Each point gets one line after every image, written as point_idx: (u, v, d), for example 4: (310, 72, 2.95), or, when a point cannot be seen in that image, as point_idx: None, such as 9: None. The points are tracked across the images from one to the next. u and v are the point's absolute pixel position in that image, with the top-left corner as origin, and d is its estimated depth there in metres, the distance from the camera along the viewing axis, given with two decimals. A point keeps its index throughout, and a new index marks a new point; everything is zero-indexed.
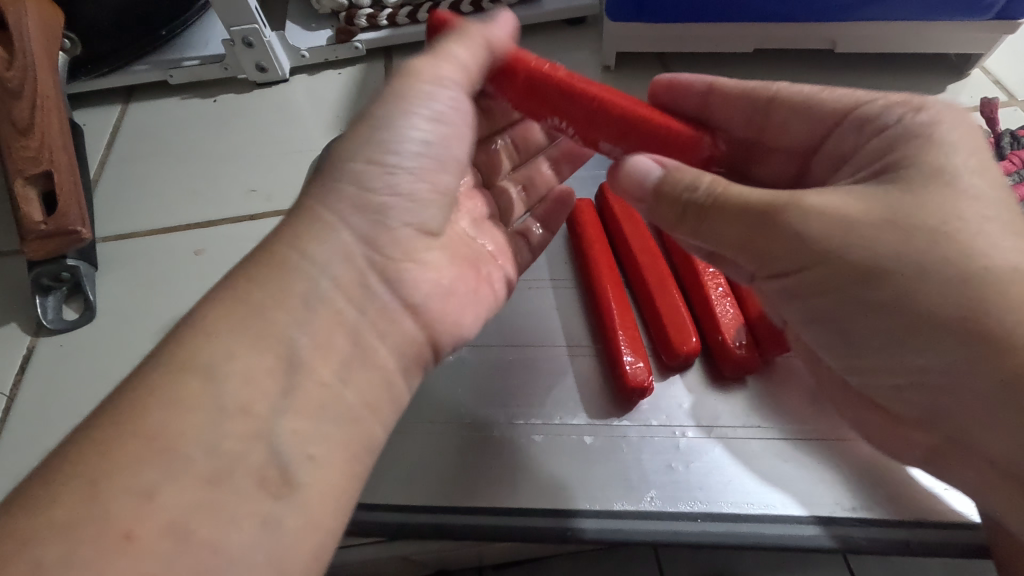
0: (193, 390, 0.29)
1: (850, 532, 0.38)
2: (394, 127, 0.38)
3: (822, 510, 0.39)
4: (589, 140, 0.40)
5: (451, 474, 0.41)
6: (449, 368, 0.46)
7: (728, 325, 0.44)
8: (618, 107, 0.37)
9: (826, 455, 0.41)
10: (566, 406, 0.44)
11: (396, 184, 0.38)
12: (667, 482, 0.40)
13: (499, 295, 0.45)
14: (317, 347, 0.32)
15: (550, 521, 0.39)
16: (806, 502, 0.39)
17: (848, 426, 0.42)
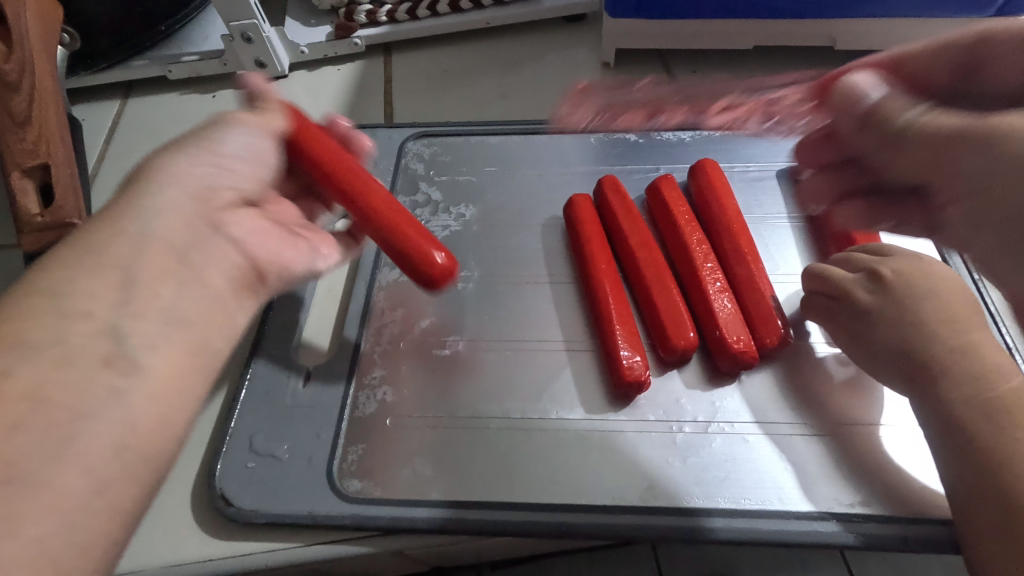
0: (41, 300, 0.28)
1: (847, 528, 0.38)
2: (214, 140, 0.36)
3: (820, 505, 0.39)
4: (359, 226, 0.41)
5: (447, 468, 0.41)
6: (447, 363, 0.46)
7: (726, 320, 0.43)
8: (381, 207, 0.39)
9: (826, 450, 0.41)
10: (563, 400, 0.44)
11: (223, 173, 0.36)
12: (664, 478, 0.40)
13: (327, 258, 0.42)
14: (172, 257, 0.31)
15: (546, 516, 0.39)
16: (804, 497, 0.39)
17: (847, 422, 0.42)
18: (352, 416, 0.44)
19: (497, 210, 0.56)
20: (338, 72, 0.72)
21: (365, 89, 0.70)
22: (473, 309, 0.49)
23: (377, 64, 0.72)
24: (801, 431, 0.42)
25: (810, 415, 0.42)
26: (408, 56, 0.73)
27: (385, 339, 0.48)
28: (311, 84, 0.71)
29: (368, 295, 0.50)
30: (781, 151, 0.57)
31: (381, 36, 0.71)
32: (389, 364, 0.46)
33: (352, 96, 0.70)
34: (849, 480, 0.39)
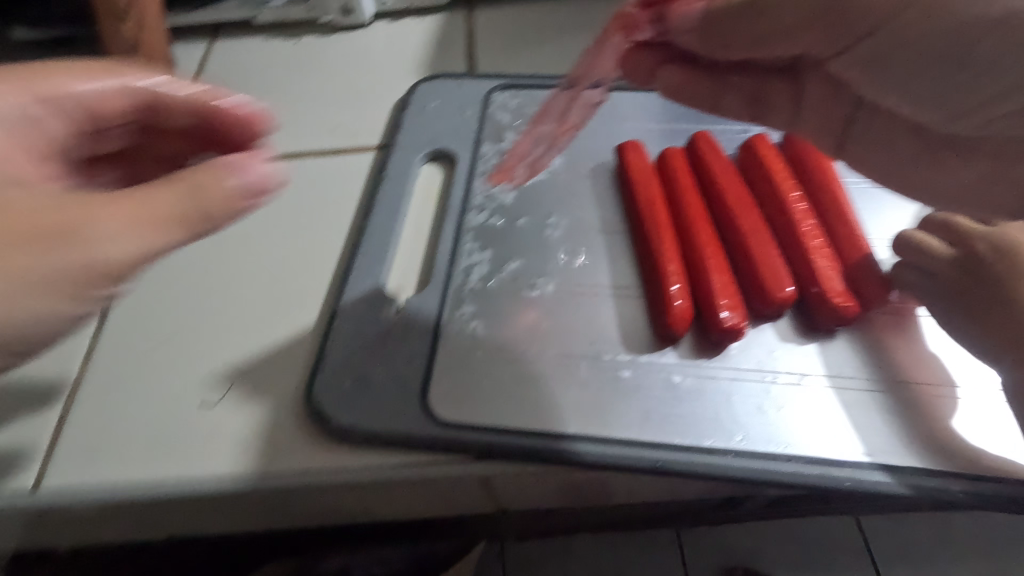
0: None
1: (947, 484, 0.37)
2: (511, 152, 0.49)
3: (918, 461, 0.38)
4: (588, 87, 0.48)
5: (539, 400, 0.42)
6: (536, 302, 0.47)
7: (826, 276, 0.43)
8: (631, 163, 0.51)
9: (925, 409, 0.40)
10: (654, 345, 0.44)
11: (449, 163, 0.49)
12: (758, 424, 0.40)
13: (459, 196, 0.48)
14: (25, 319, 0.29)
15: (639, 452, 0.39)
16: (902, 453, 0.38)
17: (948, 383, 0.41)
18: (444, 347, 0.44)
19: (583, 162, 0.55)
20: (418, 24, 0.72)
21: (448, 41, 0.70)
22: (561, 254, 0.49)
23: (457, 18, 0.72)
24: (898, 389, 0.41)
25: (910, 374, 0.41)
26: (489, 10, 0.73)
27: (474, 277, 0.48)
28: (394, 34, 0.71)
29: (457, 236, 0.51)
30: None
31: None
32: (479, 300, 0.47)
33: (434, 47, 0.70)
34: (949, 439, 0.39)
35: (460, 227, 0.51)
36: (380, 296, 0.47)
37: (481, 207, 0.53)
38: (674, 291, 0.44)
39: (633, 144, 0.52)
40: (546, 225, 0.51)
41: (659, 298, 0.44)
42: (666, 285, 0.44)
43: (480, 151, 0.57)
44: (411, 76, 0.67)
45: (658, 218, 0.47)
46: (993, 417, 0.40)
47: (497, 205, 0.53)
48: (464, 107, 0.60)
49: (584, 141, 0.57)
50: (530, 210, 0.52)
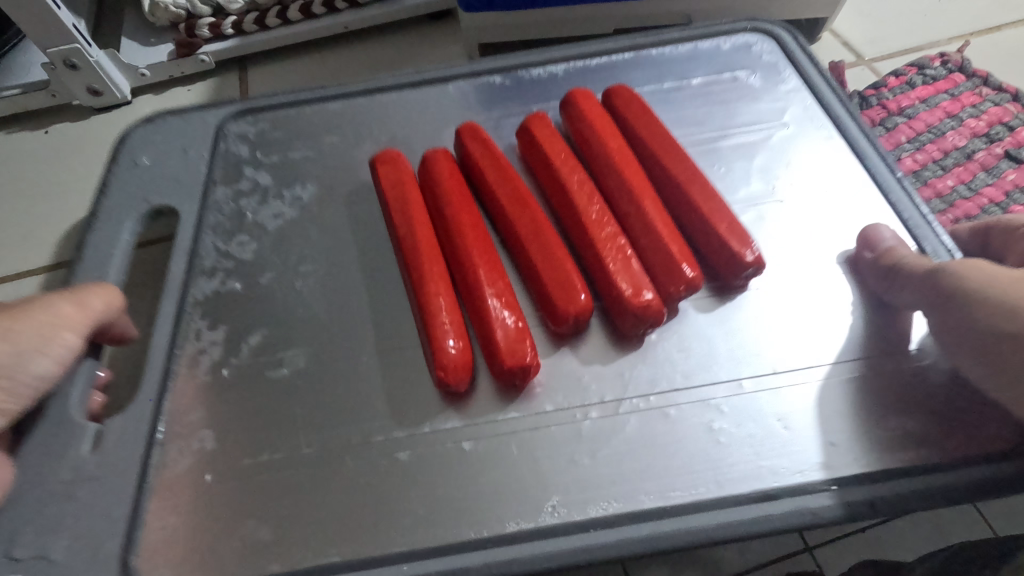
0: None
1: (807, 503, 0.29)
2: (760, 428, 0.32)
3: (770, 482, 0.30)
4: (663, 145, 0.39)
5: (287, 526, 0.31)
6: (285, 385, 0.35)
7: (625, 270, 0.34)
8: (578, 184, 0.38)
9: (765, 407, 0.32)
10: (435, 405, 0.34)
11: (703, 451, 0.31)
12: (572, 484, 0.30)
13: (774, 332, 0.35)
14: None
15: (420, 570, 0.29)
16: (751, 476, 0.30)
17: (792, 367, 0.33)
18: (158, 479, 0.33)
19: (341, 185, 0.45)
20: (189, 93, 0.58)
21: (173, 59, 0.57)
22: (315, 311, 0.38)
23: None
24: (732, 389, 0.33)
25: (744, 364, 0.34)
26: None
27: (203, 367, 0.37)
28: None
29: (179, 317, 0.38)
30: (664, 70, 0.49)
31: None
32: (209, 401, 0.35)
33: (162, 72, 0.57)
34: (797, 438, 0.31)
35: (182, 303, 0.39)
36: (65, 427, 0.34)
37: (212, 270, 0.41)
38: (445, 333, 0.33)
39: (385, 155, 0.42)
40: (296, 278, 0.40)
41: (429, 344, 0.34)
42: (433, 325, 0.33)
43: (210, 199, 0.45)
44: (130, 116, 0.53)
45: (419, 240, 0.37)
46: (849, 398, 0.32)
47: (233, 265, 0.41)
48: (189, 147, 0.48)
49: (341, 161, 0.46)
50: (276, 261, 0.41)
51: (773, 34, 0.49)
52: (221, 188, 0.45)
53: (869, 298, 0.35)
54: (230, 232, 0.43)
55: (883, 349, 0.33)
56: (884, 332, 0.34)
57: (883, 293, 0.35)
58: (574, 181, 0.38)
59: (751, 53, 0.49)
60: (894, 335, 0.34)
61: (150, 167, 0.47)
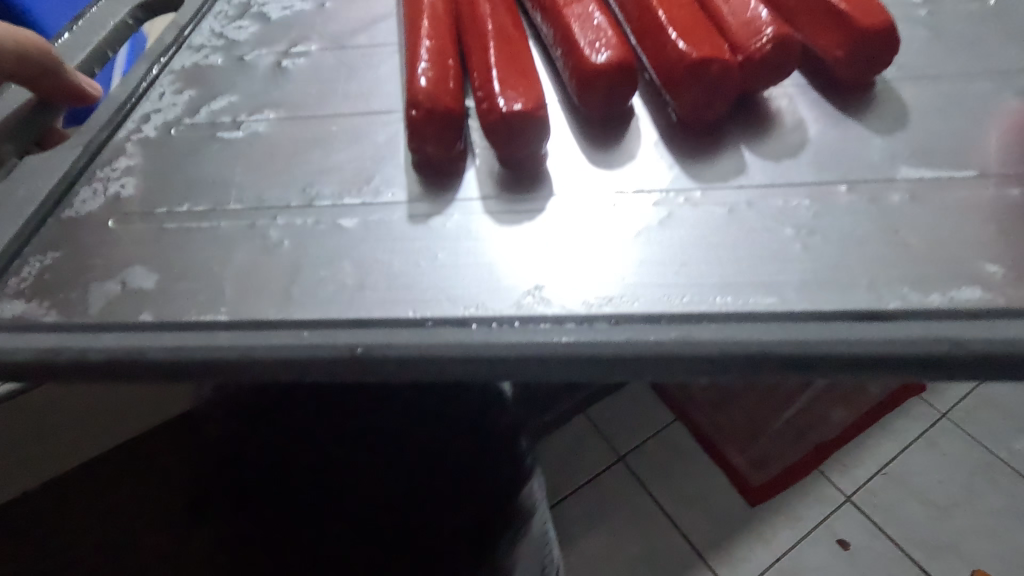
0: None
1: (960, 331, 0.17)
2: (877, 235, 0.20)
3: (885, 301, 0.18)
4: None
5: (178, 277, 0.23)
6: (232, 146, 0.28)
7: (685, 20, 0.24)
8: None
9: (886, 211, 0.21)
10: (403, 177, 0.25)
11: (778, 256, 0.20)
12: (564, 271, 0.21)
13: (908, 130, 0.23)
14: None
15: (324, 341, 0.20)
16: (851, 290, 0.19)
17: (935, 170, 0.22)
18: (57, 217, 0.26)
19: None
20: None
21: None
22: (295, 85, 0.31)
23: None
24: (832, 190, 0.22)
25: (858, 162, 0.22)
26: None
27: (152, 125, 0.30)
28: None
29: (147, 80, 0.33)
30: None
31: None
32: (145, 154, 0.29)
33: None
34: (935, 249, 0.20)
35: (153, 68, 0.33)
36: None
37: (198, 46, 0.35)
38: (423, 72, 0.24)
39: None
40: (283, 58, 0.33)
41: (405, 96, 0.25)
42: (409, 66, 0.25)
43: None
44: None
45: None
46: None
47: (222, 43, 0.35)
48: None
49: None
50: (268, 42, 0.35)
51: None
52: None
53: None
54: (231, 18, 0.37)
55: None
56: None
57: None
58: None
59: None
60: None
61: None
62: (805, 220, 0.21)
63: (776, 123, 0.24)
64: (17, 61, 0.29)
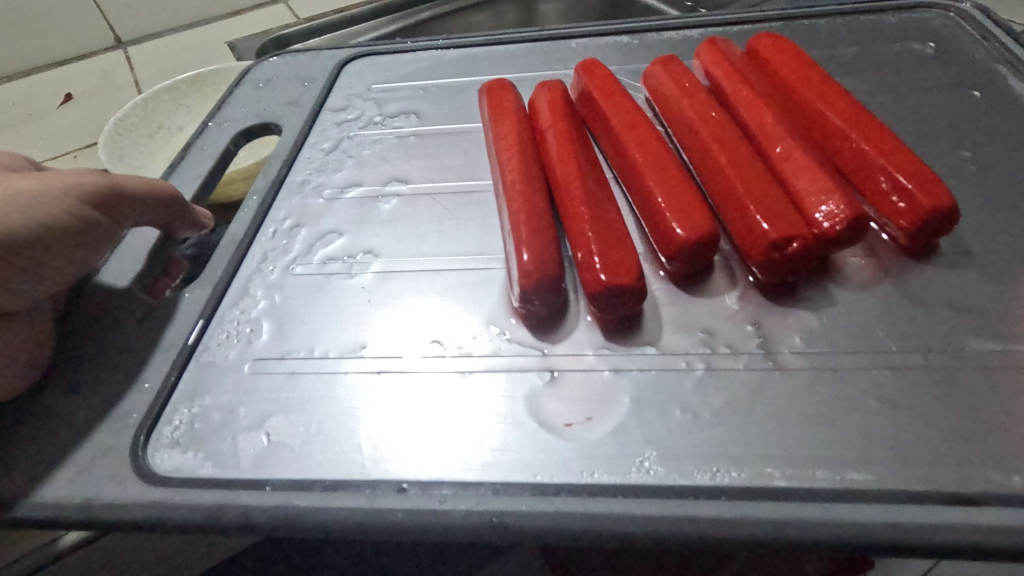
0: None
1: None
2: (953, 415, 0.23)
3: (968, 485, 0.21)
4: (815, 84, 0.33)
5: (319, 432, 0.26)
6: (349, 289, 0.31)
7: (762, 198, 0.27)
8: (708, 115, 0.33)
9: (961, 393, 0.23)
10: (510, 329, 0.28)
11: (869, 431, 0.23)
12: (674, 440, 0.23)
13: (967, 305, 0.26)
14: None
15: (463, 505, 0.23)
16: (935, 471, 0.22)
17: (1000, 350, 0.25)
18: (197, 358, 0.29)
19: (444, 118, 0.42)
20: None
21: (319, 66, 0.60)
22: (398, 224, 0.35)
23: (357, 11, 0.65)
24: (909, 366, 0.24)
25: (928, 338, 0.25)
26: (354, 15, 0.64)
27: (272, 262, 0.34)
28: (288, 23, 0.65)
29: (262, 216, 0.36)
30: (824, 38, 0.42)
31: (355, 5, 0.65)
32: (271, 294, 0.32)
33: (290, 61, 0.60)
34: (1008, 432, 0.22)
35: (268, 202, 0.37)
36: (123, 297, 0.32)
37: (303, 180, 0.39)
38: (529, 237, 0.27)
39: (493, 84, 0.39)
40: (382, 195, 0.37)
41: (511, 257, 0.28)
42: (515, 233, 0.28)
43: (317, 122, 0.44)
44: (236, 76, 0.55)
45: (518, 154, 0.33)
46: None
47: (325, 177, 0.39)
48: (309, 79, 0.48)
49: (451, 99, 0.44)
50: (368, 178, 0.38)
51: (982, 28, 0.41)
52: (328, 113, 0.44)
53: None
54: (329, 150, 0.41)
55: None
56: None
57: None
58: (702, 112, 0.33)
59: (930, 29, 0.41)
60: None
61: (268, 90, 0.47)
62: (887, 392, 0.24)
63: (847, 289, 0.27)
64: (157, 206, 0.32)
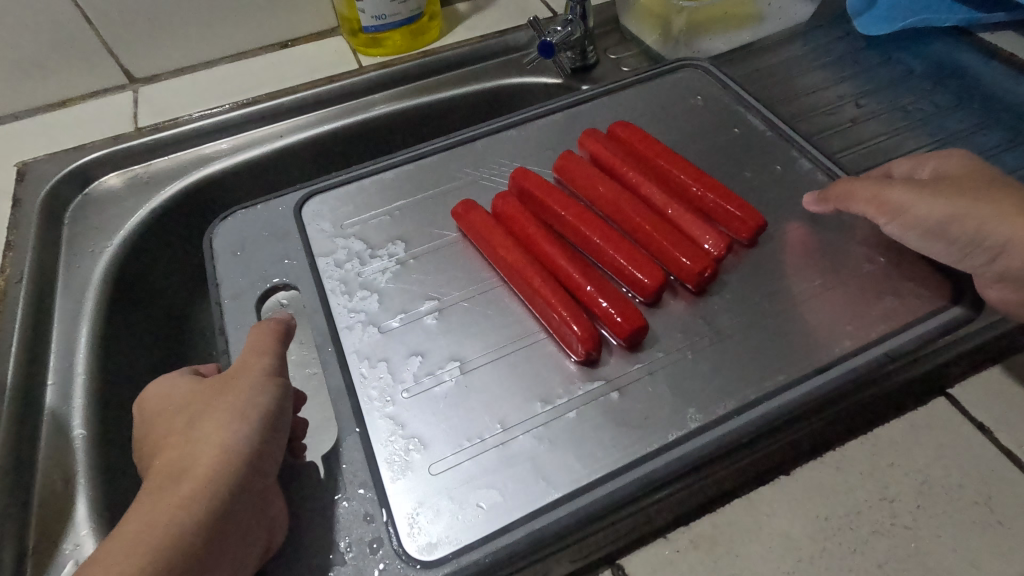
0: (201, 425, 0.39)
1: (853, 364, 0.43)
2: (806, 327, 0.46)
3: (822, 359, 0.44)
4: (666, 156, 0.54)
5: (511, 488, 0.40)
6: (459, 390, 0.45)
7: (682, 249, 0.48)
8: (620, 197, 0.52)
9: (804, 315, 0.46)
10: (579, 374, 0.45)
11: (777, 352, 0.45)
12: (698, 398, 0.43)
13: (790, 265, 0.49)
14: (201, 454, 0.37)
15: (624, 482, 0.39)
16: (809, 358, 0.44)
17: (810, 285, 0.48)
18: (389, 485, 0.41)
19: (425, 237, 0.55)
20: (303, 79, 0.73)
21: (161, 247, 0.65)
22: (455, 331, 0.48)
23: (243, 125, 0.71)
24: (780, 311, 0.47)
25: (779, 290, 0.48)
26: (206, 148, 0.70)
27: (383, 396, 0.45)
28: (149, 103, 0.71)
29: (344, 364, 0.47)
30: (644, 106, 0.64)
31: (235, 119, 0.70)
32: (403, 418, 0.44)
33: (132, 244, 0.63)
34: (827, 327, 0.46)
35: (342, 352, 0.48)
36: (289, 472, 0.43)
37: (352, 324, 0.49)
38: (571, 318, 0.45)
39: (463, 207, 0.53)
40: (424, 314, 0.49)
41: (563, 333, 0.45)
42: (568, 322, 0.45)
43: (321, 270, 0.53)
44: (56, 270, 0.60)
45: (521, 260, 0.49)
46: (848, 294, 0.47)
47: (367, 315, 0.50)
48: (281, 231, 0.56)
49: (418, 219, 0.56)
50: (403, 305, 0.50)
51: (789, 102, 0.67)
52: (321, 259, 0.54)
53: (847, 237, 0.51)
54: (351, 292, 0.51)
55: (861, 264, 0.49)
56: (866, 251, 0.50)
57: (856, 235, 0.51)
58: (616, 195, 0.52)
59: (697, 84, 0.65)
60: (864, 254, 0.50)
61: (250, 254, 0.54)
62: (773, 326, 0.46)
63: (735, 277, 0.49)
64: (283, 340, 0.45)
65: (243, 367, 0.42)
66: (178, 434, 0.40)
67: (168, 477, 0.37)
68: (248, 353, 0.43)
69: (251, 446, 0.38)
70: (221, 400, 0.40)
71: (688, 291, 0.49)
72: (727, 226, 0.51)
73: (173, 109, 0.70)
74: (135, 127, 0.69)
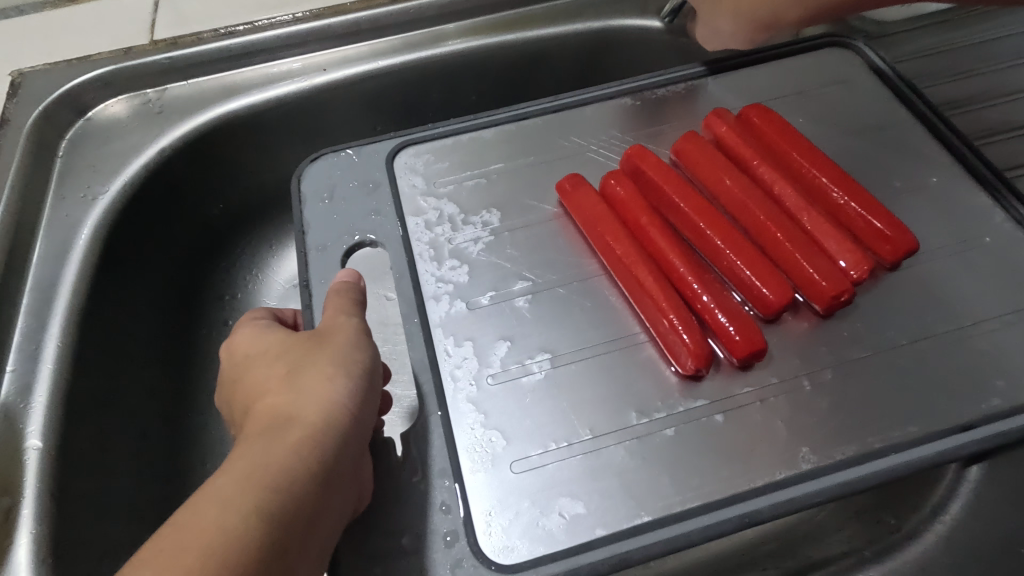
0: (293, 382, 0.38)
1: (1002, 428, 0.38)
2: (949, 375, 0.40)
3: (963, 416, 0.39)
4: (806, 151, 0.48)
5: (599, 501, 0.37)
6: (548, 385, 0.42)
7: (816, 265, 0.42)
8: (748, 193, 0.46)
9: (947, 360, 0.41)
10: (681, 387, 0.41)
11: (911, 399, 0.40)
12: (815, 436, 0.39)
13: (936, 297, 0.43)
14: (295, 415, 0.37)
15: (722, 518, 0.36)
16: (947, 412, 0.39)
17: (959, 323, 0.42)
18: (468, 477, 0.39)
19: (522, 210, 0.50)
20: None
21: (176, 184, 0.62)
22: (548, 320, 0.45)
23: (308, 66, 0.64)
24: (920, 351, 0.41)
25: (919, 327, 0.42)
26: (231, 76, 0.63)
27: (468, 380, 0.42)
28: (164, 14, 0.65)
29: (429, 340, 0.44)
30: (779, 88, 0.56)
31: (293, 36, 0.63)
32: (487, 406, 0.41)
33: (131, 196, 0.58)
34: (975, 378, 0.40)
35: (427, 326, 0.45)
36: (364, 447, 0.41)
37: (438, 295, 0.46)
38: (682, 327, 0.41)
39: (570, 183, 0.49)
40: (516, 295, 0.46)
41: (669, 340, 0.41)
42: (677, 330, 0.41)
43: (410, 232, 0.50)
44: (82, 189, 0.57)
45: (630, 253, 0.44)
46: (1003, 342, 0.41)
47: (456, 287, 0.47)
48: (372, 181, 0.52)
49: (515, 187, 0.52)
50: (494, 282, 0.47)
51: (964, 80, 0.57)
52: (410, 219, 0.50)
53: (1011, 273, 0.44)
54: (440, 260, 0.48)
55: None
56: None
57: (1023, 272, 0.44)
58: (744, 192, 0.46)
59: (846, 66, 0.57)
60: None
61: (337, 204, 0.51)
62: (910, 369, 0.41)
63: (870, 302, 0.43)
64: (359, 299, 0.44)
65: (328, 326, 0.41)
66: (267, 389, 0.39)
67: (262, 434, 0.36)
68: (338, 311, 0.42)
69: (349, 413, 0.38)
70: (313, 359, 0.39)
71: (814, 311, 0.43)
72: (867, 243, 0.45)
73: (196, 20, 0.64)
74: (150, 39, 0.63)
